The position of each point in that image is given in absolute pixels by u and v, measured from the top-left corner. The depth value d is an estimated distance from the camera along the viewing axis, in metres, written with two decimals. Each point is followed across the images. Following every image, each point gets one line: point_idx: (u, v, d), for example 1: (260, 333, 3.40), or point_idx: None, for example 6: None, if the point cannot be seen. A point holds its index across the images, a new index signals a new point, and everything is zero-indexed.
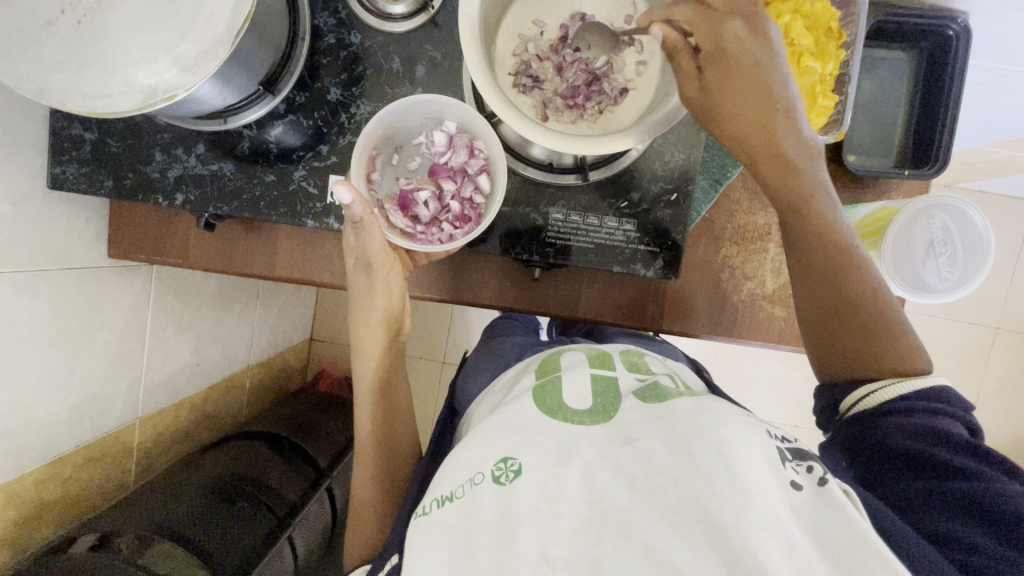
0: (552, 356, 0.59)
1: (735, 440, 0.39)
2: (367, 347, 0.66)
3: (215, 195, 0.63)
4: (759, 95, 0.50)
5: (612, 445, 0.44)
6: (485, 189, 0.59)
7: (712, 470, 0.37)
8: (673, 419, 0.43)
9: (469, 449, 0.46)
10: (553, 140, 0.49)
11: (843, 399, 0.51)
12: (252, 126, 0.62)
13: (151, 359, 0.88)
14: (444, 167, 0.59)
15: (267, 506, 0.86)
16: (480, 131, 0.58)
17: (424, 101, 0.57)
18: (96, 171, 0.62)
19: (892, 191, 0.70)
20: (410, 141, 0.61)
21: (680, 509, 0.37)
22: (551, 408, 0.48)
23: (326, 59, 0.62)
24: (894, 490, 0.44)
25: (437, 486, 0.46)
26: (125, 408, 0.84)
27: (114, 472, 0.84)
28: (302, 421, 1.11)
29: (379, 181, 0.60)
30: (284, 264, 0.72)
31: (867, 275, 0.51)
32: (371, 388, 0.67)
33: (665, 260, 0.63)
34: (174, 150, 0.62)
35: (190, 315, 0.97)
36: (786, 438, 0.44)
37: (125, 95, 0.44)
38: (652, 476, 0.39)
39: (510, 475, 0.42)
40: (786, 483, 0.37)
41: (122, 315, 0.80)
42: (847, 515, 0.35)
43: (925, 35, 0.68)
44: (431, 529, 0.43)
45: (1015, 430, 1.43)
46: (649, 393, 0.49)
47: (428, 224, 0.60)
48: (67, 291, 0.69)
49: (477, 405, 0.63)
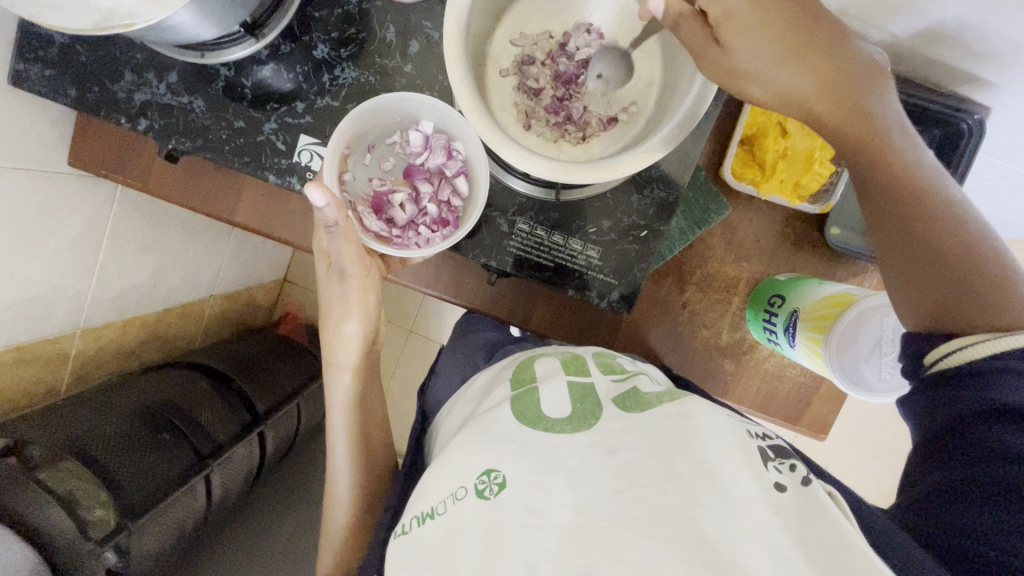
0: (527, 361, 0.58)
1: (717, 449, 0.39)
2: (343, 360, 0.62)
3: (180, 129, 0.60)
4: (787, 41, 0.44)
5: (594, 454, 0.43)
6: (463, 192, 0.58)
7: (698, 482, 0.37)
8: (654, 429, 0.44)
9: (453, 463, 0.46)
10: (549, 172, 0.48)
11: (930, 351, 0.42)
12: (231, 66, 0.59)
13: (103, 273, 0.87)
14: (419, 168, 0.57)
15: (190, 442, 0.86)
16: (458, 131, 0.56)
17: (400, 100, 0.55)
18: (61, 78, 0.59)
19: (866, 271, 0.68)
20: (382, 140, 0.59)
21: (666, 522, 0.36)
22: (531, 421, 0.47)
23: (320, 13, 0.59)
24: (944, 469, 0.39)
25: (415, 503, 0.46)
26: (66, 317, 0.83)
27: (45, 379, 0.83)
28: (252, 362, 1.10)
29: (351, 182, 0.57)
30: (245, 213, 0.69)
31: (957, 214, 0.44)
32: (344, 403, 0.64)
33: (622, 294, 0.62)
34: (145, 73, 0.59)
35: (153, 235, 0.95)
36: (766, 434, 0.44)
37: (80, 15, 0.41)
38: (637, 489, 0.39)
39: (495, 489, 0.42)
40: (768, 485, 0.37)
41: (76, 224, 0.78)
42: (829, 513, 0.35)
43: (938, 122, 0.65)
44: (412, 547, 0.43)
45: None
46: (630, 402, 0.48)
47: (404, 228, 0.57)
48: (18, 191, 0.67)
49: (448, 410, 0.61)
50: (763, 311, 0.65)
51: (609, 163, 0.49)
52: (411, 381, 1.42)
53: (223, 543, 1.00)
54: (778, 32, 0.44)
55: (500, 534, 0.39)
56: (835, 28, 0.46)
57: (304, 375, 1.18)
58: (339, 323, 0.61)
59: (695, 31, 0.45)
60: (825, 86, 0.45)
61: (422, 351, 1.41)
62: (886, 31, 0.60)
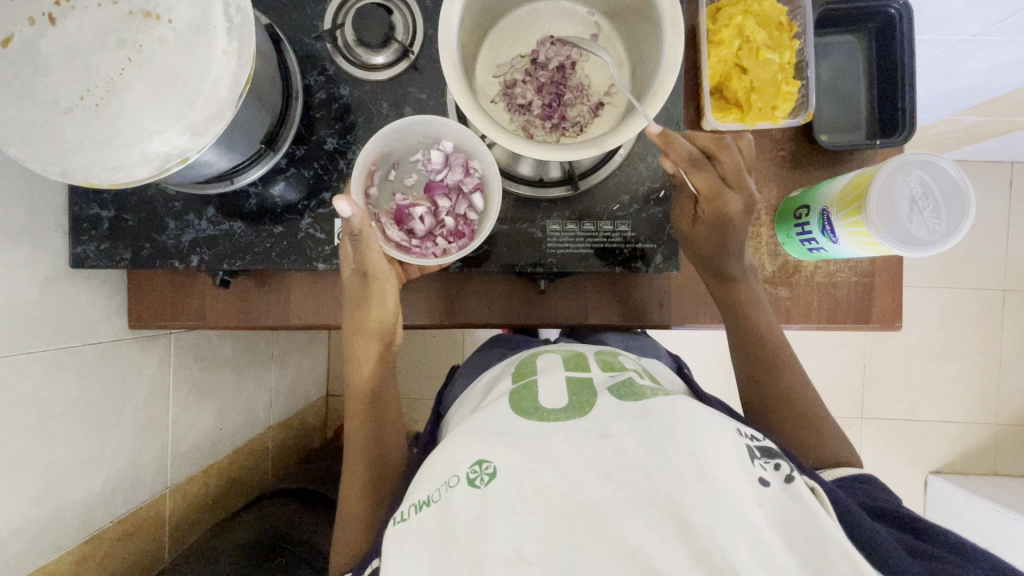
0: (530, 358, 0.62)
1: (706, 439, 0.43)
2: (359, 355, 0.66)
3: (229, 252, 0.66)
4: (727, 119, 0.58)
5: (585, 438, 0.45)
6: (479, 207, 0.62)
7: (685, 468, 0.41)
8: (649, 417, 0.46)
9: (445, 456, 0.46)
10: (540, 153, 0.52)
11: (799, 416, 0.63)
12: (256, 184, 0.65)
13: (176, 427, 0.89)
14: (439, 184, 0.61)
15: (303, 559, 0.86)
16: (476, 151, 0.60)
17: (424, 122, 0.60)
18: (115, 246, 0.65)
19: (868, 162, 0.73)
20: (406, 158, 0.64)
21: (652, 503, 0.40)
22: (529, 413, 0.49)
23: (320, 113, 0.66)
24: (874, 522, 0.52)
25: (413, 491, 0.47)
26: (154, 479, 0.84)
27: (147, 546, 0.83)
28: (332, 474, 1.12)
29: (376, 196, 0.62)
30: (298, 311, 0.74)
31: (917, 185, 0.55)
32: (360, 400, 0.66)
33: (663, 255, 0.65)
34: (186, 216, 0.65)
35: (209, 379, 0.98)
36: (756, 434, 0.48)
37: (143, 165, 0.48)
38: (625, 471, 0.42)
39: (485, 478, 0.43)
40: (755, 480, 0.42)
41: (145, 385, 0.82)
42: (810, 511, 0.40)
43: (867, 18, 0.72)
44: (409, 534, 0.44)
45: (1017, 386, 1.55)
46: (623, 391, 0.51)
47: (422, 238, 0.62)
48: (93, 365, 0.72)
49: (455, 409, 0.64)
50: (794, 225, 0.69)
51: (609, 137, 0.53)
52: None
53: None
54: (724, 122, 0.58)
55: (488, 518, 0.41)
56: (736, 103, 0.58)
57: None
58: (354, 320, 0.65)
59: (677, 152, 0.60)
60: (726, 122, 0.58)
61: None
62: None
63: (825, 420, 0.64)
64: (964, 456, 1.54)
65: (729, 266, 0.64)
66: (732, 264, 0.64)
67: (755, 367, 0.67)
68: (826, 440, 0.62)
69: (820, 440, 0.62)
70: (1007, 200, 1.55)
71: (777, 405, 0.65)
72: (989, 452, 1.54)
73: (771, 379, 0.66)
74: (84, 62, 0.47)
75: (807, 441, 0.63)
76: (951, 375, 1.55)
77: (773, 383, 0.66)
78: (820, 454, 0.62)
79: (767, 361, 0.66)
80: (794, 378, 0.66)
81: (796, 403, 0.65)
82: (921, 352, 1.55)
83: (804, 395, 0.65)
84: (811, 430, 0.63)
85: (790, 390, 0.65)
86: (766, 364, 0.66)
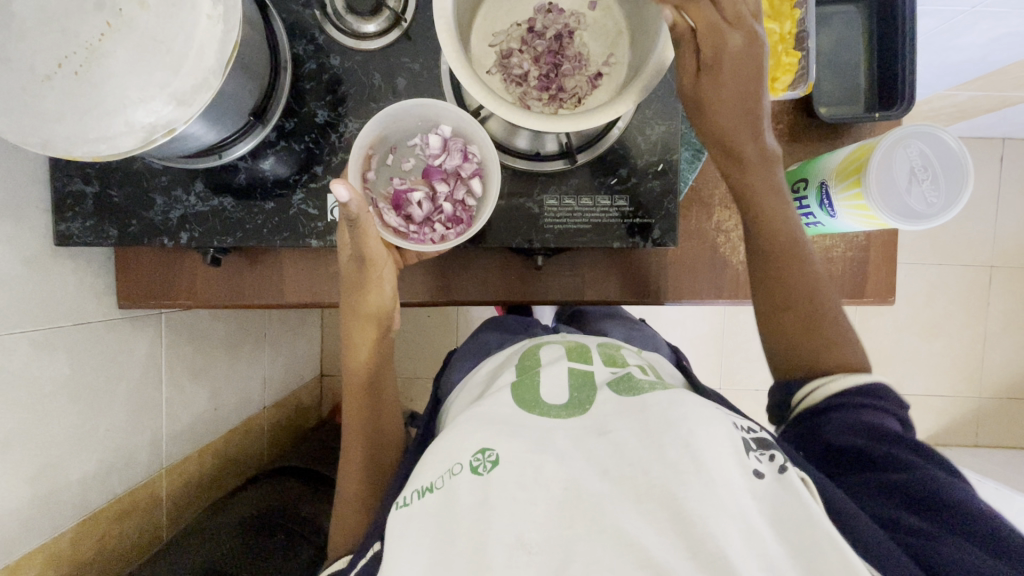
0: (532, 350, 0.63)
1: (700, 430, 0.43)
2: (357, 343, 0.66)
3: (219, 228, 0.64)
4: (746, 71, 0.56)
5: (586, 437, 0.47)
6: (477, 192, 0.61)
7: (680, 461, 0.41)
8: (646, 411, 0.47)
9: (449, 443, 0.48)
10: (537, 122, 0.51)
11: (798, 394, 0.59)
12: (246, 158, 0.64)
13: (170, 407, 0.88)
14: (437, 169, 0.60)
15: (303, 535, 0.87)
16: (474, 136, 0.60)
17: (423, 105, 0.58)
18: (100, 222, 0.63)
19: (866, 136, 0.73)
20: (404, 142, 0.62)
21: (649, 496, 0.41)
22: (528, 404, 0.51)
23: (310, 84, 0.64)
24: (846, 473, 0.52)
25: (416, 478, 0.48)
26: (150, 459, 0.84)
27: (146, 525, 0.83)
28: (329, 455, 1.13)
29: (373, 180, 0.61)
30: (292, 288, 0.73)
31: (913, 154, 0.55)
32: (359, 385, 0.66)
33: (661, 229, 0.65)
34: (174, 192, 0.64)
35: (202, 359, 0.97)
36: (751, 428, 0.49)
37: (127, 136, 0.46)
38: (623, 467, 0.43)
39: (488, 466, 0.44)
40: (748, 472, 0.42)
41: (137, 366, 0.81)
42: (800, 500, 0.40)
43: None
44: (412, 518, 0.45)
45: (1001, 360, 1.59)
46: (623, 387, 0.52)
47: (421, 224, 0.61)
48: (83, 345, 0.70)
49: (454, 398, 0.65)
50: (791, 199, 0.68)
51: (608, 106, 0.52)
52: None
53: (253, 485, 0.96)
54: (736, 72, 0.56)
55: (488, 506, 0.42)
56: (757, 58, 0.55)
57: None
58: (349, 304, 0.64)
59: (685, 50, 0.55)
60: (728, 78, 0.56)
61: None
62: None
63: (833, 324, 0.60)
64: (947, 428, 1.58)
65: (744, 148, 0.60)
66: (749, 147, 0.60)
67: (765, 266, 0.62)
68: (828, 343, 0.59)
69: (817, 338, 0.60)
70: (997, 176, 1.56)
71: (783, 305, 0.61)
72: (971, 423, 1.58)
73: (778, 282, 0.62)
74: (60, 27, 0.45)
75: (804, 342, 0.60)
76: (937, 350, 1.57)
77: (782, 283, 0.61)
78: (813, 352, 0.60)
79: (777, 262, 0.62)
80: (805, 283, 0.61)
81: (802, 301, 0.61)
82: (909, 328, 1.57)
83: (814, 300, 0.61)
84: (812, 329, 0.60)
85: (799, 293, 0.61)
86: (774, 263, 0.62)
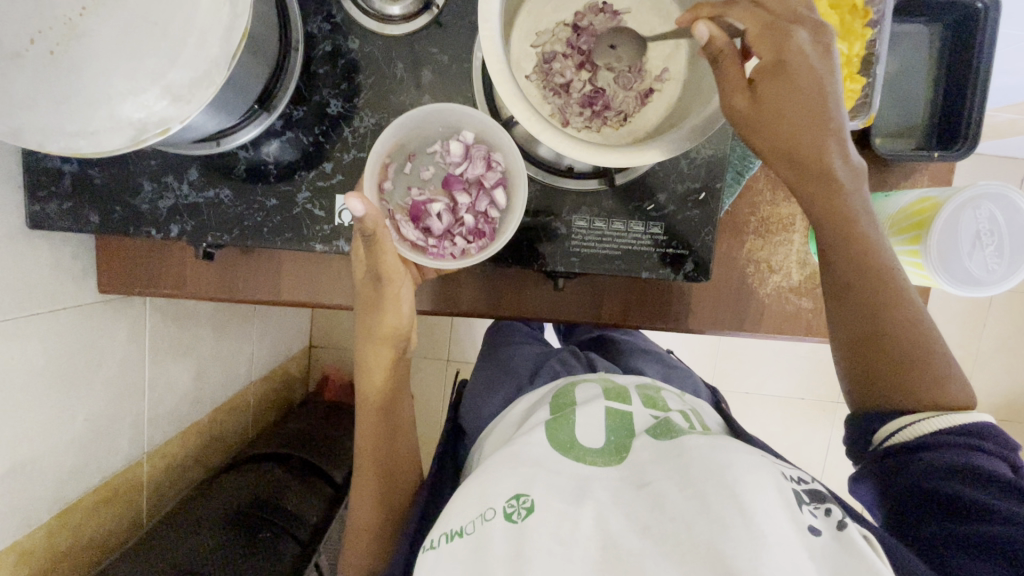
0: (567, 391, 0.60)
1: (747, 480, 0.39)
2: (372, 362, 0.62)
3: (213, 223, 0.58)
4: (816, 111, 0.46)
5: (624, 488, 0.44)
6: (502, 204, 0.56)
7: (725, 513, 0.37)
8: (684, 459, 0.43)
9: (484, 483, 0.45)
10: (583, 153, 0.45)
11: (878, 431, 0.49)
12: (247, 147, 0.57)
13: (153, 390, 0.84)
14: (458, 178, 0.55)
15: (288, 531, 0.84)
16: (498, 142, 0.54)
17: (444, 108, 0.53)
18: (80, 206, 0.57)
19: (916, 173, 0.68)
20: (423, 149, 0.57)
21: (694, 556, 0.36)
22: (566, 448, 0.49)
23: (323, 69, 0.56)
24: (935, 526, 0.44)
25: (445, 519, 0.45)
26: (131, 444, 0.80)
27: (125, 511, 0.81)
28: (314, 436, 1.07)
29: (390, 190, 0.56)
30: (291, 287, 0.67)
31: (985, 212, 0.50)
32: (372, 408, 0.63)
33: (694, 262, 0.60)
34: (164, 178, 0.57)
35: (188, 339, 0.92)
36: (802, 479, 0.45)
37: (113, 132, 0.39)
38: (664, 522, 0.39)
39: (522, 513, 0.41)
40: (804, 528, 0.38)
41: (120, 350, 0.76)
42: (866, 562, 0.35)
43: (948, 9, 0.64)
44: (438, 566, 0.42)
45: (989, 382, 1.60)
46: (659, 429, 0.50)
47: (440, 237, 0.56)
48: (60, 333, 0.65)
49: (485, 439, 0.63)
50: None
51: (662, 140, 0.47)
52: None
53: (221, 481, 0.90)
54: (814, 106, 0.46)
55: (519, 558, 0.39)
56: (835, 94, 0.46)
57: None
58: (366, 324, 0.60)
59: (731, 66, 0.45)
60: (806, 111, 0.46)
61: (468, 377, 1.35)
62: None
63: (935, 359, 0.48)
64: None
65: (829, 157, 0.47)
66: (833, 156, 0.47)
67: (852, 298, 0.50)
68: (930, 383, 0.47)
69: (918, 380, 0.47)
70: None
71: (875, 348, 0.49)
72: None
73: (867, 318, 0.49)
74: None
75: (899, 385, 0.48)
76: None
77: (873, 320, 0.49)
78: (911, 396, 0.48)
79: (866, 294, 0.49)
80: (905, 323, 0.48)
81: (900, 337, 0.48)
82: None
83: (915, 336, 0.48)
84: (910, 372, 0.48)
85: (895, 327, 0.48)
86: (862, 295, 0.49)
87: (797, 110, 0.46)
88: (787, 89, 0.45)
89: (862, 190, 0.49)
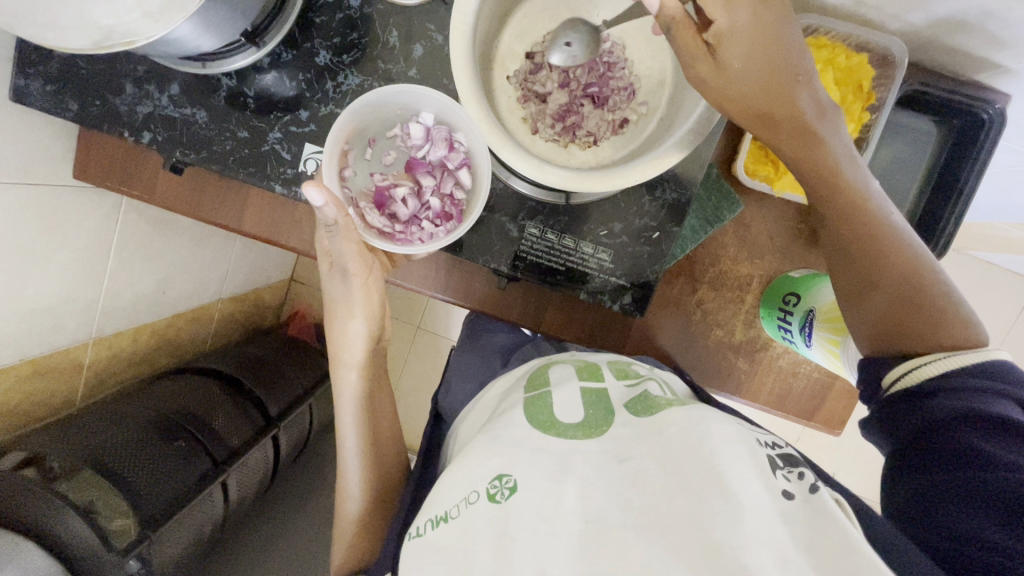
0: (543, 368, 0.61)
1: (724, 454, 0.41)
2: (350, 358, 0.65)
3: (184, 141, 0.59)
4: (772, 66, 0.47)
5: (605, 462, 0.45)
6: (466, 184, 0.58)
7: (705, 487, 0.38)
8: (663, 436, 0.45)
9: (466, 469, 0.48)
10: (538, 169, 0.47)
11: (890, 373, 0.47)
12: (232, 76, 0.58)
13: (112, 283, 0.86)
14: (422, 162, 0.58)
15: (205, 449, 0.86)
16: (457, 122, 0.56)
17: (398, 93, 0.55)
18: (62, 92, 0.59)
19: None
20: (383, 135, 0.60)
21: (676, 528, 0.37)
22: (544, 425, 0.50)
23: (321, 19, 0.58)
24: (930, 473, 0.41)
25: (431, 507, 0.48)
26: (77, 328, 0.82)
27: (60, 388, 0.84)
28: (262, 362, 1.09)
29: (351, 177, 0.58)
30: (251, 221, 0.69)
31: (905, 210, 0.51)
32: (354, 395, 0.67)
33: (633, 296, 0.61)
34: (147, 85, 0.59)
35: (159, 243, 0.95)
36: (776, 443, 0.47)
37: (80, 32, 0.41)
38: (645, 496, 0.41)
39: (506, 493, 0.43)
40: (776, 492, 0.39)
41: (84, 237, 0.79)
42: (837, 524, 0.36)
43: (957, 112, 0.64)
44: (427, 548, 0.45)
45: None
46: (640, 405, 0.51)
47: (407, 223, 0.58)
48: (26, 207, 0.68)
49: (465, 416, 0.65)
50: (777, 310, 0.66)
51: (631, 167, 0.48)
52: (418, 380, 1.38)
53: (167, 384, 0.95)
54: (765, 65, 0.46)
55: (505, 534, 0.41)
56: (787, 49, 0.47)
57: (314, 373, 1.16)
58: (344, 321, 0.63)
59: (686, 36, 0.45)
60: (760, 69, 0.46)
61: (427, 349, 1.37)
62: (902, 20, 0.59)
63: (941, 297, 0.47)
64: None
65: (795, 108, 0.48)
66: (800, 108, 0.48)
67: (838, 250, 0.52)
68: (940, 320, 0.46)
69: (931, 322, 0.46)
70: None
71: (893, 303, 0.48)
72: None
73: (874, 267, 0.49)
74: None
75: (909, 326, 0.47)
76: None
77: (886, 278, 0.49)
78: (922, 336, 0.47)
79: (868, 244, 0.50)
80: (890, 274, 0.49)
81: (908, 279, 0.48)
82: None
83: (900, 283, 0.48)
84: (918, 316, 0.47)
85: (903, 272, 0.48)
86: (862, 243, 0.50)
87: (764, 71, 0.47)
88: (746, 44, 0.45)
89: (840, 137, 0.51)
